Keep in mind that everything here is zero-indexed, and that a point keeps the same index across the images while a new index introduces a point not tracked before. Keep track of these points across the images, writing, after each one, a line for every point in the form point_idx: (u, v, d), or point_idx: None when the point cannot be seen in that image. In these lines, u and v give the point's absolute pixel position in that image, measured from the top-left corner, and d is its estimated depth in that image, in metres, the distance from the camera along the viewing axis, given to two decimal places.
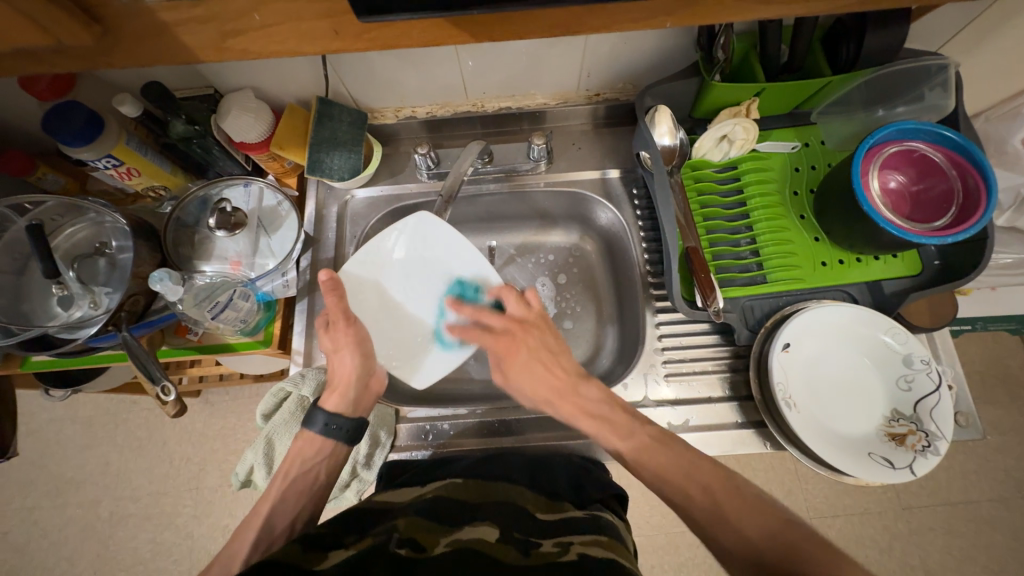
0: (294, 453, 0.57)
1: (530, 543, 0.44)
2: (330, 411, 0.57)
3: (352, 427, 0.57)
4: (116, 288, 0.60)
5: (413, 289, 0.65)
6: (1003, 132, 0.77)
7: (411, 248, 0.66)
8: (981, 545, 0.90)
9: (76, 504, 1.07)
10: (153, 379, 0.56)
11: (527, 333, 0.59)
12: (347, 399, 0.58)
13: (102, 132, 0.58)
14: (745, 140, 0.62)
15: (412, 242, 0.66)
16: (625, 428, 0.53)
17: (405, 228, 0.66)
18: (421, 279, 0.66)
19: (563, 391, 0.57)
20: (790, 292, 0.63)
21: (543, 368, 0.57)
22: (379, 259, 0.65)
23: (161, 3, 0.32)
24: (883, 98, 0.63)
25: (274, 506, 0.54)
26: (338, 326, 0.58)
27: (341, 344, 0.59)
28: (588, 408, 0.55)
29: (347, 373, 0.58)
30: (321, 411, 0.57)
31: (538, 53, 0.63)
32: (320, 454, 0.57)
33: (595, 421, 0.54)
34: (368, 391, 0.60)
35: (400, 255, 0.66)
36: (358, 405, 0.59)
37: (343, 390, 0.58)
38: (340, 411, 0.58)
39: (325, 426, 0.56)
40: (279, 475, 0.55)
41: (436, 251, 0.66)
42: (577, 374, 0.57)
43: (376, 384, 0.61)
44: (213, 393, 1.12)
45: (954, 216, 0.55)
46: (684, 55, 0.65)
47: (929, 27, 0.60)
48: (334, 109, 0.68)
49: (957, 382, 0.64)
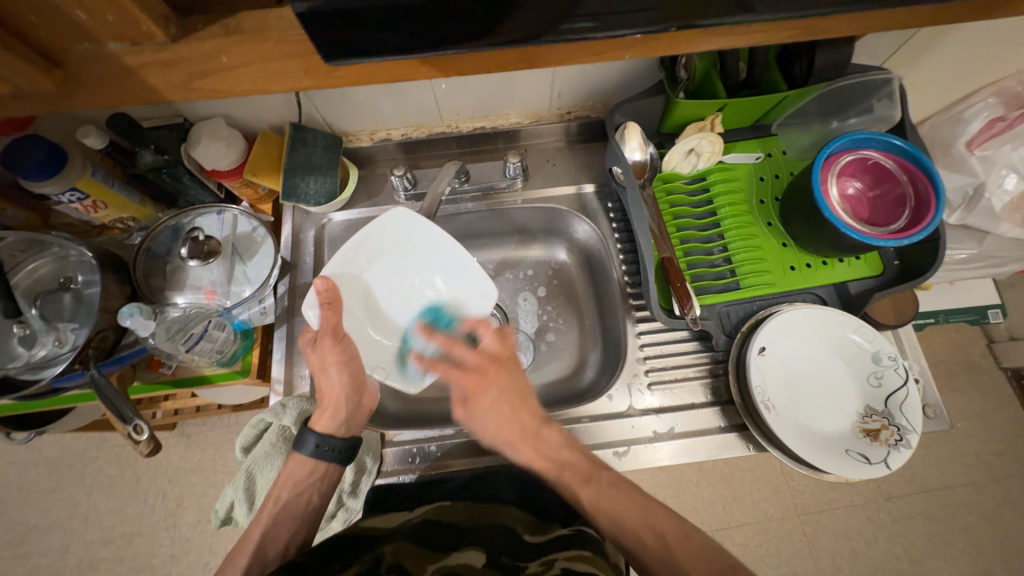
0: (284, 478, 0.56)
1: (515, 566, 0.44)
2: (320, 432, 0.56)
3: (344, 447, 0.56)
4: (82, 323, 0.58)
5: (400, 293, 0.68)
6: (949, 136, 0.81)
7: (388, 248, 0.66)
8: (959, 530, 0.93)
9: (43, 551, 1.01)
10: (124, 419, 0.54)
11: (497, 372, 0.60)
12: (339, 417, 0.58)
13: (65, 164, 0.57)
14: (711, 153, 0.65)
15: (385, 242, 0.66)
16: (585, 474, 0.53)
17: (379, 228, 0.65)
18: (399, 276, 0.68)
19: (523, 434, 0.56)
20: (763, 297, 0.65)
21: (511, 407, 0.58)
22: (360, 263, 0.65)
23: (126, 48, 0.32)
24: (836, 111, 0.67)
25: (266, 531, 0.53)
26: (325, 343, 0.59)
27: (328, 363, 0.59)
28: (545, 451, 0.55)
29: (334, 393, 0.58)
30: (312, 432, 0.56)
31: (509, 75, 0.64)
32: (312, 476, 0.56)
33: (551, 466, 0.54)
34: (360, 408, 0.60)
35: (377, 254, 0.66)
36: (350, 423, 0.59)
37: (333, 409, 0.58)
38: (330, 432, 0.57)
39: (316, 448, 0.56)
40: (270, 499, 0.54)
41: (405, 253, 0.67)
42: (541, 416, 0.57)
43: (368, 401, 0.61)
44: (189, 425, 1.08)
45: (908, 219, 0.59)
46: (650, 75, 0.68)
47: (873, 44, 0.64)
48: (307, 134, 0.68)
49: (924, 376, 0.66)
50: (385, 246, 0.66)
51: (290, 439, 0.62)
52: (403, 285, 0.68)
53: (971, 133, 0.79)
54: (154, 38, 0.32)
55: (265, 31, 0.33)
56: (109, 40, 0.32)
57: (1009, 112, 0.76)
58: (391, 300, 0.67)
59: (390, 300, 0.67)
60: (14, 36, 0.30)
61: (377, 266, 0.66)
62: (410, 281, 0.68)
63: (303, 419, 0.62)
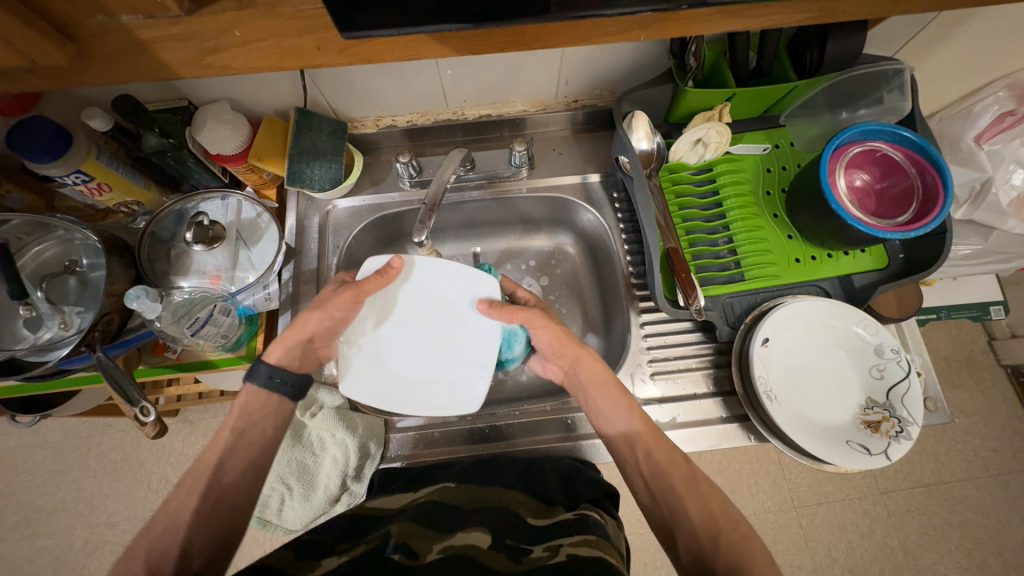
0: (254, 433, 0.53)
1: (520, 550, 0.44)
2: (274, 363, 0.55)
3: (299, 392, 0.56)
4: (88, 307, 0.58)
5: (416, 337, 0.63)
6: (957, 131, 0.80)
7: (449, 287, 0.64)
8: (956, 524, 0.94)
9: (48, 534, 1.02)
10: (131, 400, 0.54)
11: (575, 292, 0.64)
12: (292, 351, 0.57)
13: (70, 146, 0.56)
14: (719, 143, 0.64)
15: (430, 276, 0.64)
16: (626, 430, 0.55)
17: (444, 266, 0.64)
18: (430, 328, 0.63)
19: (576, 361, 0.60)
20: (767, 289, 0.65)
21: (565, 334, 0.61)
22: (429, 282, 0.64)
23: (140, 21, 0.32)
24: (846, 102, 0.66)
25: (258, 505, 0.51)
26: (347, 294, 0.57)
27: (327, 307, 0.57)
28: (598, 380, 0.58)
29: (302, 330, 0.57)
30: (264, 362, 0.55)
31: (517, 61, 0.64)
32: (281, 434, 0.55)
33: (603, 395, 0.57)
34: (313, 355, 0.59)
35: (440, 291, 0.64)
36: (305, 359, 0.59)
37: (288, 343, 0.57)
38: (285, 364, 0.57)
39: (268, 379, 0.55)
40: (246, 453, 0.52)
41: (441, 292, 0.64)
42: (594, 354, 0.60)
43: (324, 352, 0.60)
44: (191, 411, 1.09)
45: (915, 211, 0.58)
46: (658, 63, 0.67)
47: (886, 34, 0.63)
48: (312, 119, 0.67)
49: (926, 369, 0.66)
50: (432, 284, 0.64)
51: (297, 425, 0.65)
52: (430, 330, 0.63)
53: (979, 127, 0.78)
54: (166, 10, 0.31)
55: (279, 6, 0.32)
56: (122, 13, 0.31)
57: (1019, 107, 0.76)
58: (409, 345, 0.62)
59: (408, 344, 0.62)
60: (27, 7, 0.30)
61: (427, 298, 0.64)
62: (437, 330, 0.63)
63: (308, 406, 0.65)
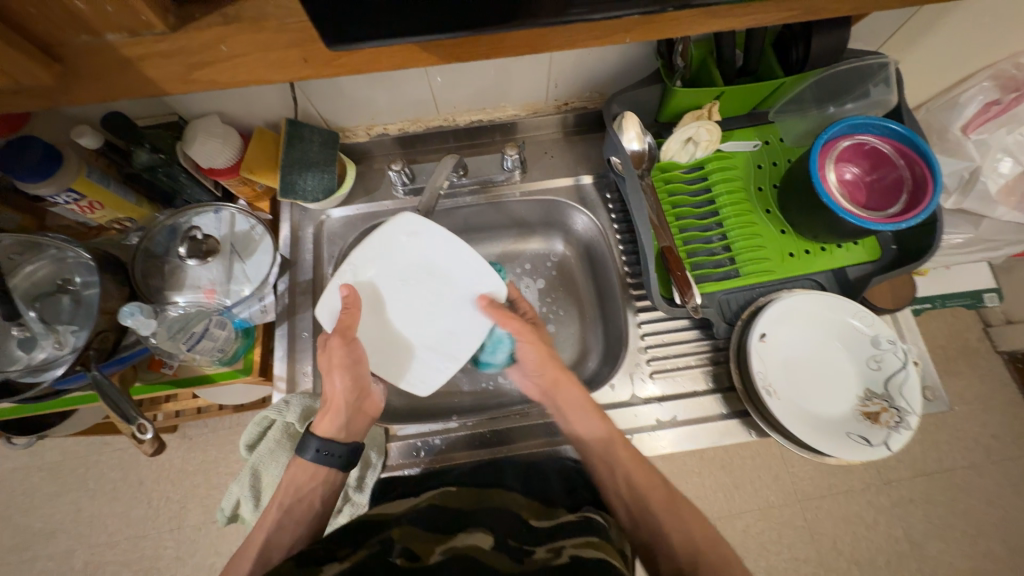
0: (287, 482, 0.56)
1: (523, 550, 0.44)
2: (322, 437, 0.56)
3: (344, 453, 0.56)
4: (82, 325, 0.58)
5: (413, 296, 0.65)
6: (944, 121, 0.81)
7: (446, 260, 0.66)
8: (959, 512, 0.94)
9: (48, 556, 1.01)
10: (128, 419, 0.53)
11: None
12: (339, 421, 0.58)
13: (59, 165, 0.56)
14: (709, 141, 0.64)
15: (431, 242, 0.66)
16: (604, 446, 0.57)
17: (444, 237, 0.66)
18: (423, 295, 0.65)
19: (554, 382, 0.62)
20: (762, 284, 0.65)
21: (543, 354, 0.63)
22: (430, 251, 0.66)
23: (124, 39, 0.32)
24: (833, 97, 0.67)
25: (269, 535, 0.54)
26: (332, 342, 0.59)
27: (333, 365, 0.59)
28: (575, 404, 0.60)
29: (337, 396, 0.58)
30: (314, 437, 0.56)
31: (505, 66, 0.64)
32: (315, 480, 0.57)
33: (582, 418, 0.59)
34: (361, 412, 0.60)
35: (437, 263, 0.66)
36: (349, 428, 0.59)
37: (334, 414, 0.58)
38: (331, 436, 0.57)
39: (318, 452, 0.56)
40: (274, 502, 0.55)
41: (441, 263, 0.66)
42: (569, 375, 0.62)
43: (370, 407, 0.62)
44: (191, 426, 1.08)
45: (905, 202, 0.59)
46: (647, 63, 0.67)
47: (870, 28, 0.64)
48: (304, 130, 0.67)
49: (923, 359, 0.67)
50: (435, 252, 0.66)
51: (294, 436, 0.62)
52: (420, 292, 0.65)
53: (966, 117, 0.79)
54: (151, 28, 0.32)
55: (264, 19, 0.33)
56: (106, 31, 0.31)
57: (1004, 96, 0.76)
58: (398, 304, 0.65)
59: (398, 301, 0.65)
60: (11, 28, 0.29)
61: (429, 266, 0.66)
62: (427, 296, 0.66)
63: (306, 416, 0.62)
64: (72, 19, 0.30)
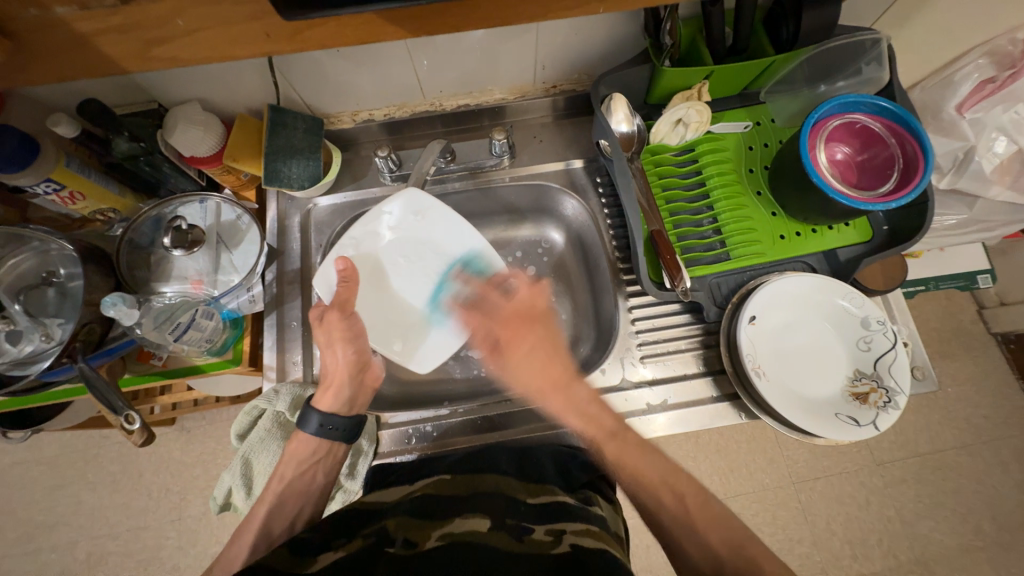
0: (288, 456, 0.56)
1: (522, 528, 0.45)
2: (324, 412, 0.56)
3: (347, 426, 0.56)
4: (69, 317, 0.57)
5: (416, 274, 0.67)
6: (939, 100, 0.80)
7: (447, 237, 0.67)
8: (951, 492, 0.95)
9: (51, 549, 1.02)
10: (115, 410, 0.53)
11: (531, 326, 0.63)
12: (342, 396, 0.58)
13: (37, 155, 0.55)
14: (700, 123, 0.63)
15: (436, 221, 0.66)
16: (610, 433, 0.54)
17: (444, 216, 0.66)
18: (426, 270, 0.67)
19: (554, 384, 0.58)
20: (753, 267, 0.65)
21: (545, 359, 0.61)
22: (427, 229, 0.67)
23: (74, 13, 0.31)
24: (824, 75, 0.66)
25: (271, 509, 0.55)
26: (331, 320, 0.58)
27: (334, 339, 0.58)
28: (578, 405, 0.56)
29: (339, 370, 0.58)
30: (315, 412, 0.56)
31: (491, 47, 0.63)
32: (317, 454, 0.57)
33: (580, 419, 0.56)
34: (364, 385, 0.60)
35: (440, 240, 0.67)
36: (353, 401, 0.59)
37: (337, 388, 0.57)
38: (334, 410, 0.57)
39: (320, 427, 0.56)
40: (275, 478, 0.55)
41: (442, 242, 0.67)
42: (572, 372, 0.59)
43: (371, 378, 0.61)
44: (188, 419, 1.08)
45: (896, 181, 0.58)
46: (635, 42, 0.66)
47: (861, 4, 0.62)
48: (287, 117, 0.66)
49: (912, 340, 0.67)
50: (436, 230, 0.67)
51: (285, 424, 0.62)
52: (425, 270, 0.67)
53: (961, 95, 0.78)
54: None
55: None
56: (55, 5, 0.31)
57: (999, 73, 0.75)
58: (399, 279, 0.67)
59: (397, 275, 0.67)
60: None
61: (431, 243, 0.67)
62: (430, 270, 0.67)
63: (296, 405, 0.62)
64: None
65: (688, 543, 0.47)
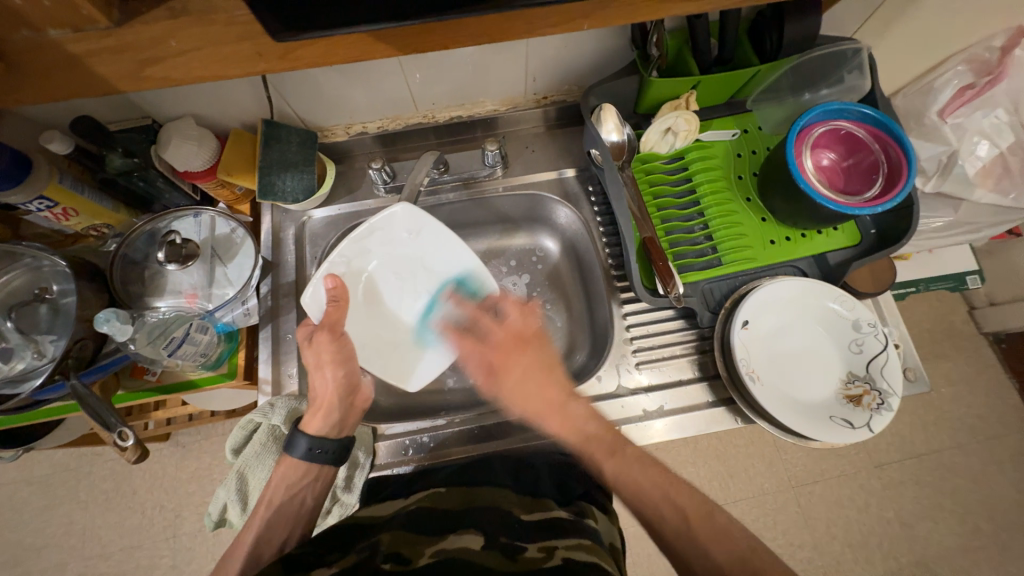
0: (277, 481, 0.56)
1: (514, 547, 0.44)
2: (313, 435, 0.56)
3: (336, 449, 0.56)
4: (61, 334, 0.57)
5: (406, 290, 0.68)
6: (921, 106, 0.81)
7: (437, 253, 0.67)
8: (949, 493, 0.96)
9: (41, 571, 1.00)
10: (109, 426, 0.53)
11: (524, 349, 0.64)
12: (331, 419, 0.57)
13: (30, 173, 0.55)
14: (688, 131, 0.64)
15: (430, 238, 0.66)
16: (610, 446, 0.55)
17: (434, 230, 0.66)
18: (415, 286, 0.68)
19: (552, 407, 0.58)
20: (744, 272, 0.65)
21: (539, 382, 0.61)
22: (414, 243, 0.67)
23: (69, 35, 0.32)
24: (808, 84, 0.67)
25: (259, 534, 0.54)
26: (321, 340, 0.58)
27: (324, 360, 0.58)
28: (575, 424, 0.57)
29: (327, 394, 0.57)
30: (304, 435, 0.56)
31: (483, 60, 0.64)
32: (306, 477, 0.57)
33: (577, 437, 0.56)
34: (353, 407, 0.60)
35: (429, 254, 0.67)
36: (342, 423, 0.59)
37: (325, 413, 0.57)
38: (323, 434, 0.57)
39: (309, 450, 0.55)
40: (263, 502, 0.55)
41: (435, 258, 0.67)
42: (568, 390, 0.59)
43: (361, 400, 0.61)
44: (183, 435, 1.07)
45: (881, 186, 0.60)
46: (623, 55, 0.67)
47: (840, 15, 0.64)
48: (281, 131, 0.67)
49: (904, 341, 0.67)
50: (426, 245, 0.67)
51: (281, 438, 0.62)
52: (413, 287, 0.68)
53: (942, 101, 0.79)
54: (95, 23, 0.32)
55: (212, 13, 0.33)
56: (49, 27, 0.31)
57: (977, 79, 0.77)
58: (392, 296, 0.67)
59: (391, 293, 0.67)
60: None
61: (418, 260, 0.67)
62: (421, 289, 0.68)
63: (292, 418, 0.62)
64: (9, 13, 0.30)
65: (688, 548, 0.47)
